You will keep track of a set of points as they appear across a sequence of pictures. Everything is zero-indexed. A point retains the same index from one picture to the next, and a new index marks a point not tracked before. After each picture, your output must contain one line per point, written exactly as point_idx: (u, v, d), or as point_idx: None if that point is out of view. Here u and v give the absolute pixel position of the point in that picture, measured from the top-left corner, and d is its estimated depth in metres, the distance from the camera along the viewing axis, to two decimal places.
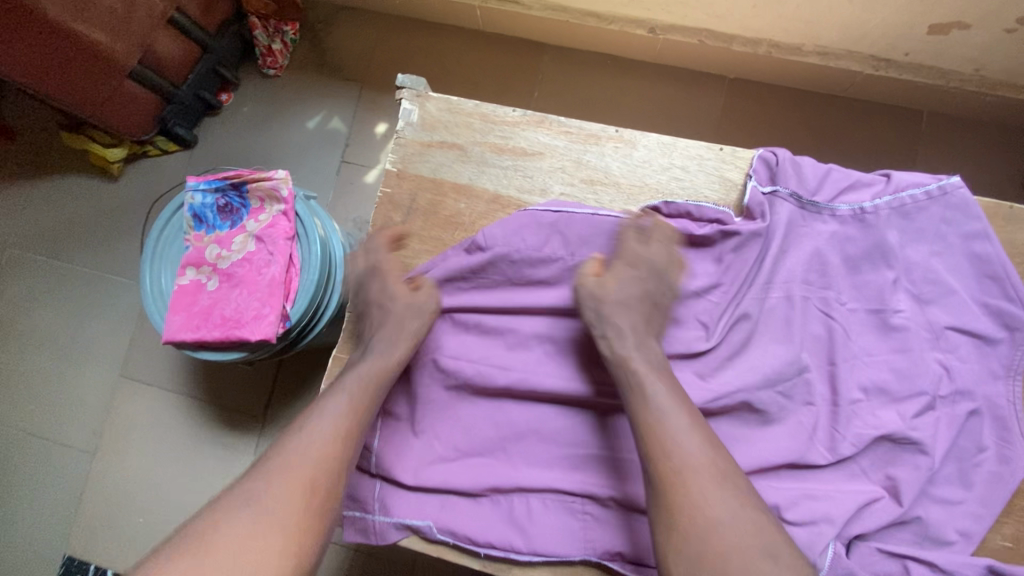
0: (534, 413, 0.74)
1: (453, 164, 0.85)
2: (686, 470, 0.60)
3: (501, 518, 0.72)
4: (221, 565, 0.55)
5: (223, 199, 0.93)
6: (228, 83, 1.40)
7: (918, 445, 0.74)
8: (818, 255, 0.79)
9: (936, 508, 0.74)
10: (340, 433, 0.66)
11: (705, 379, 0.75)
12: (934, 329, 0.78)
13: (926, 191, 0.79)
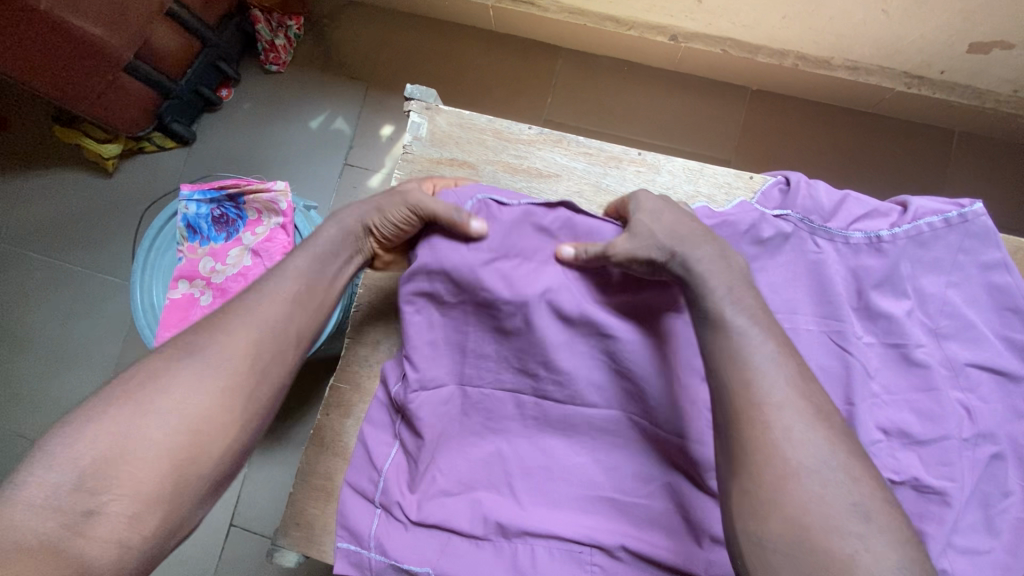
0: (543, 445, 0.69)
1: None
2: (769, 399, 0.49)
3: (503, 565, 0.65)
4: (156, 415, 0.50)
5: (219, 210, 0.88)
6: (229, 78, 1.35)
7: (943, 495, 0.64)
8: (827, 284, 0.69)
9: (962, 560, 0.63)
10: (296, 297, 0.61)
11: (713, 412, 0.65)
12: (953, 365, 0.69)
13: (944, 219, 0.70)
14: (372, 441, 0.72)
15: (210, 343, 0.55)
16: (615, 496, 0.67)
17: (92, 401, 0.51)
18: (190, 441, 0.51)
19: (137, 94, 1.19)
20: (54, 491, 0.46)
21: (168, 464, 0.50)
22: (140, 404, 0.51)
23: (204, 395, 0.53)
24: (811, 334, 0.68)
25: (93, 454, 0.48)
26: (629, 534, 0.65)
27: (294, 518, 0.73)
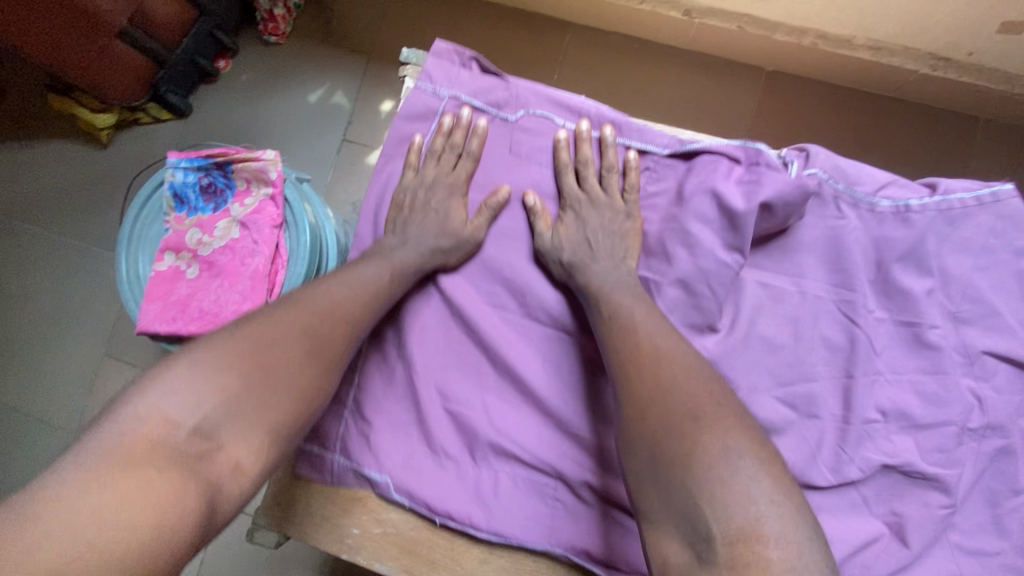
0: (525, 370, 0.68)
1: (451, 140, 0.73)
2: (644, 357, 0.54)
3: (466, 488, 0.66)
4: (261, 373, 0.51)
5: (207, 178, 0.84)
6: (226, 49, 1.31)
7: (934, 481, 0.61)
8: (843, 251, 0.64)
9: (966, 561, 0.60)
10: (371, 288, 0.64)
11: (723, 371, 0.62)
12: (968, 351, 0.64)
13: (976, 197, 0.64)
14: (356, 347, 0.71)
15: (300, 317, 0.57)
16: (578, 433, 0.66)
17: (197, 344, 0.52)
18: (290, 403, 0.53)
19: (134, 62, 1.16)
20: (170, 427, 0.46)
21: (269, 413, 0.51)
22: (248, 361, 0.51)
23: (301, 358, 0.54)
24: (817, 286, 0.65)
25: (197, 396, 0.48)
26: (593, 475, 0.65)
27: (274, 497, 0.69)
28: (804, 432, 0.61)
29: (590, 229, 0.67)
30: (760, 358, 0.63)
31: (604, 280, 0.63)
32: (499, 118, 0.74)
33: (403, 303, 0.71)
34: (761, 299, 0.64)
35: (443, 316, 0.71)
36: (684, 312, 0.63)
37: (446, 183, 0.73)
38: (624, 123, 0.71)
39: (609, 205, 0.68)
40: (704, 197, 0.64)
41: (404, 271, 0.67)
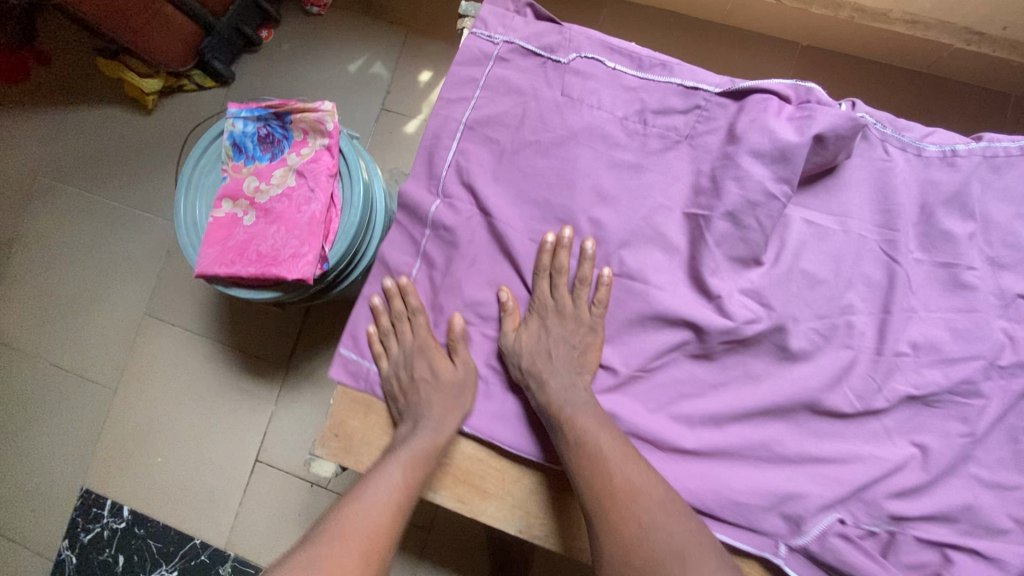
0: None
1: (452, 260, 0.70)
2: (618, 493, 0.56)
3: (492, 407, 0.69)
4: None
5: (265, 128, 0.87)
6: (269, 20, 1.35)
7: (955, 412, 0.62)
8: (889, 190, 0.65)
9: (986, 494, 0.61)
10: (385, 494, 0.60)
11: (758, 298, 0.64)
12: (1003, 294, 0.64)
13: (1022, 146, 0.65)
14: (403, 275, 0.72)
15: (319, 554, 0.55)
16: None
17: None
18: None
19: (181, 29, 1.22)
20: None
21: None
22: None
23: None
24: (864, 226, 0.65)
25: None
26: None
27: (331, 428, 0.72)
28: (837, 363, 0.63)
29: (551, 343, 0.65)
30: (798, 289, 0.64)
31: (564, 397, 0.62)
32: (551, 61, 0.73)
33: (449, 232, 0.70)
34: (806, 234, 0.65)
35: (487, 243, 0.70)
36: (731, 244, 0.64)
37: (416, 349, 0.69)
38: (675, 65, 0.70)
39: (573, 321, 0.66)
40: (760, 132, 0.63)
41: (422, 458, 0.63)
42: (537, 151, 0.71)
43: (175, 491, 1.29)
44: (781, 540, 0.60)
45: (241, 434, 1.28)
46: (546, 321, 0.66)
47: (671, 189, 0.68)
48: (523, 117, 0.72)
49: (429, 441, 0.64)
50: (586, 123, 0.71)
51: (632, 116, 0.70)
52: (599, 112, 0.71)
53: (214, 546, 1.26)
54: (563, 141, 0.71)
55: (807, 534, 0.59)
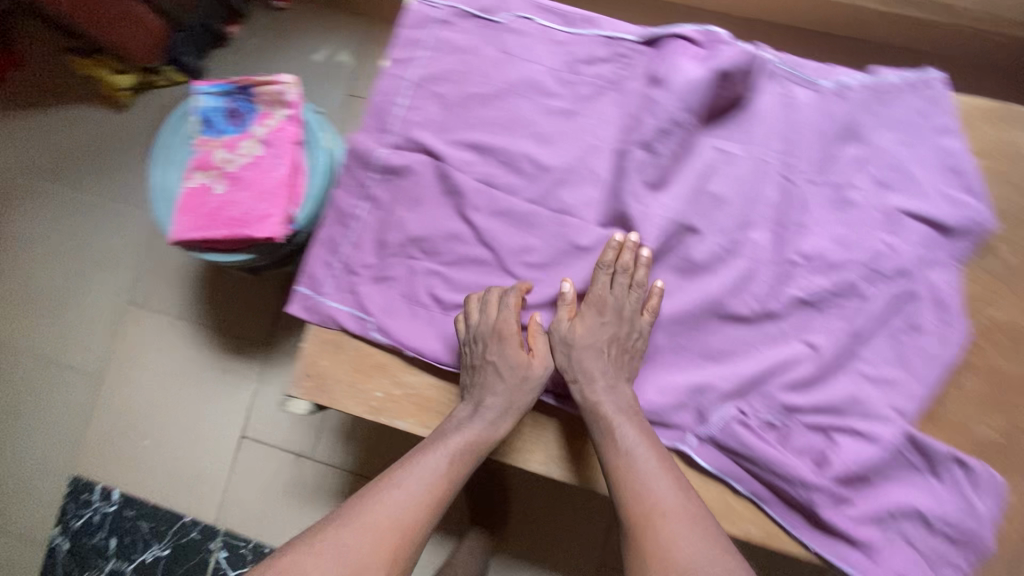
0: (505, 231, 0.76)
1: (402, 204, 0.78)
2: (663, 519, 0.60)
3: (435, 333, 0.76)
4: None
5: (231, 103, 0.93)
6: (237, 16, 1.40)
7: (837, 311, 0.69)
8: (788, 120, 0.73)
9: (872, 388, 0.68)
10: (428, 482, 0.65)
11: (667, 218, 0.71)
12: (886, 210, 0.70)
13: (903, 79, 0.72)
14: (359, 223, 0.79)
15: (366, 529, 0.61)
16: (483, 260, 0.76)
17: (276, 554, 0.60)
18: None
19: (146, 24, 1.26)
20: None
21: None
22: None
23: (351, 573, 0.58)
24: (767, 152, 0.73)
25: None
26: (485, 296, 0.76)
27: (304, 370, 0.77)
28: (738, 269, 0.71)
29: (605, 343, 0.69)
30: (706, 208, 0.72)
31: (614, 404, 0.67)
32: (488, 22, 0.80)
33: (401, 183, 0.78)
34: (714, 158, 0.73)
35: (434, 189, 0.77)
36: (645, 169, 0.72)
37: (497, 326, 0.69)
38: (600, 20, 0.78)
39: (626, 324, 0.70)
40: (673, 74, 0.71)
41: (468, 451, 0.67)
42: (477, 104, 0.78)
43: (163, 473, 1.33)
44: (689, 432, 0.69)
45: (224, 413, 1.32)
46: (604, 324, 0.69)
47: (595, 130, 0.76)
48: (465, 73, 0.79)
49: (485, 438, 0.68)
50: (519, 76, 0.78)
51: (562, 68, 0.77)
52: (531, 64, 0.78)
53: (205, 522, 1.30)
54: (501, 94, 0.78)
55: (709, 424, 0.68)
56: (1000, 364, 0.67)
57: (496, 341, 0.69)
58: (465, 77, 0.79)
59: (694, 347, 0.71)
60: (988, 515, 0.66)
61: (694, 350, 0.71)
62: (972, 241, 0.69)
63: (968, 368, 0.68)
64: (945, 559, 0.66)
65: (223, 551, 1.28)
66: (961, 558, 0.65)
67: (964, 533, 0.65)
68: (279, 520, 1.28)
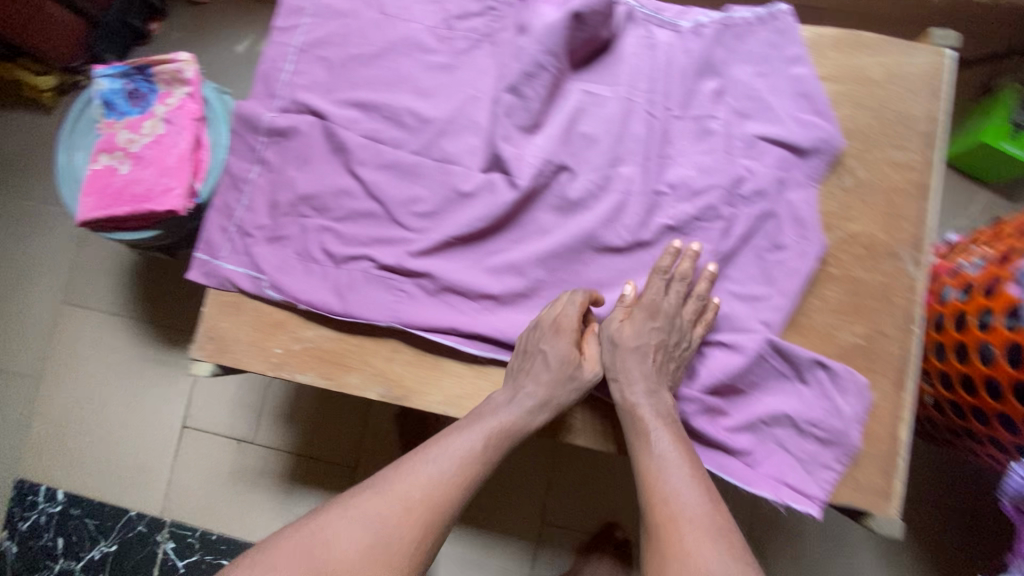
0: (391, 183, 0.78)
1: (292, 165, 0.80)
2: (683, 523, 0.61)
3: (327, 286, 0.77)
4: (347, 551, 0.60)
5: (131, 84, 0.94)
6: (158, 13, 1.42)
7: (705, 235, 0.73)
8: (651, 60, 0.76)
9: (738, 304, 0.72)
10: (458, 467, 0.65)
11: (541, 158, 0.74)
12: (743, 137, 0.74)
13: (755, 14, 0.76)
14: (253, 187, 0.81)
15: (397, 503, 0.62)
16: (372, 212, 0.78)
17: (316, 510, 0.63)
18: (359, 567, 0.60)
19: (67, 24, 1.28)
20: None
21: None
22: (342, 536, 0.61)
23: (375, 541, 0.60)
24: (634, 92, 0.76)
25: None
26: (375, 247, 0.77)
27: (205, 333, 0.79)
28: (611, 203, 0.74)
29: (653, 348, 0.69)
30: (579, 148, 0.76)
31: (651, 408, 0.67)
32: None
33: (289, 145, 0.80)
34: (584, 100, 0.76)
35: (322, 148, 0.80)
36: (516, 112, 0.75)
37: (556, 320, 0.70)
38: None
39: (674, 332, 0.69)
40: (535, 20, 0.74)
41: (500, 439, 0.67)
42: (360, 64, 0.81)
43: (106, 469, 1.32)
44: None
45: (165, 404, 1.32)
46: (655, 332, 0.69)
47: (472, 80, 0.78)
48: (346, 36, 0.82)
49: (520, 427, 0.68)
50: (398, 35, 0.81)
51: (439, 25, 0.80)
52: (410, 23, 0.81)
53: (149, 515, 1.29)
54: (382, 52, 0.81)
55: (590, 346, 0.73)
56: (859, 274, 0.71)
57: (553, 340, 0.69)
58: (347, 39, 0.82)
59: (574, 280, 0.75)
60: (853, 414, 0.69)
61: (574, 282, 0.75)
62: (825, 161, 0.73)
63: (828, 280, 0.72)
64: (818, 461, 0.69)
65: (170, 543, 1.27)
66: (833, 459, 0.69)
67: (832, 433, 0.69)
68: (226, 507, 1.27)
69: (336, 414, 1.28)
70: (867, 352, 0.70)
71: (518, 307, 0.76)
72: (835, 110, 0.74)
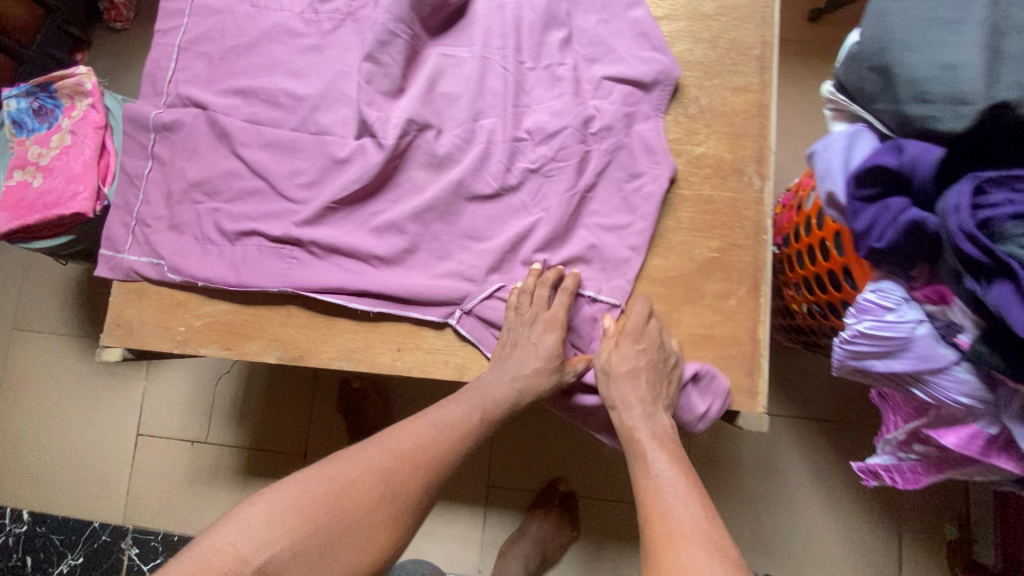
0: (272, 160, 0.83)
1: (180, 154, 0.85)
2: (679, 527, 0.60)
3: (221, 262, 0.81)
4: (351, 492, 0.62)
5: (37, 102, 1.00)
6: (81, 43, 1.44)
7: (564, 173, 0.78)
8: (501, 19, 0.82)
9: (605, 235, 0.77)
10: (461, 431, 0.69)
11: (402, 118, 0.79)
12: (591, 80, 0.80)
13: None
14: (148, 179, 0.86)
15: (401, 448, 0.66)
16: (259, 189, 0.83)
17: (326, 457, 0.66)
18: (357, 508, 0.62)
19: None
20: (266, 513, 0.59)
21: (337, 528, 0.60)
22: (350, 475, 0.63)
23: (377, 485, 0.63)
24: (489, 50, 0.81)
25: (264, 528, 0.58)
26: (264, 221, 0.82)
27: (113, 320, 0.83)
28: (475, 153, 0.79)
29: (645, 369, 0.70)
30: (442, 107, 0.81)
31: (647, 430, 0.69)
32: None
33: (176, 137, 0.85)
34: (442, 63, 0.82)
35: (207, 136, 0.85)
36: (377, 78, 0.80)
37: (544, 321, 0.73)
38: None
39: (659, 351, 0.71)
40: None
41: (494, 410, 0.72)
42: (238, 54, 0.86)
43: (70, 485, 1.35)
44: (457, 308, 0.77)
45: (121, 416, 1.36)
46: (644, 352, 0.70)
47: (340, 57, 0.84)
48: (221, 30, 0.87)
49: (498, 395, 0.72)
50: (270, 24, 0.86)
51: (306, 10, 0.86)
52: (279, 12, 0.87)
53: (113, 525, 1.32)
54: (256, 42, 0.86)
55: (473, 297, 0.77)
56: (708, 193, 0.76)
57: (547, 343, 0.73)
58: (224, 32, 0.87)
59: (450, 229, 0.79)
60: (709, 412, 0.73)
61: (451, 231, 0.79)
62: (666, 92, 0.78)
63: (680, 202, 0.76)
64: None
65: (134, 548, 1.30)
66: None
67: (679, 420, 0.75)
68: (186, 508, 1.30)
69: (285, 405, 1.32)
70: (721, 263, 0.75)
71: (399, 262, 0.80)
72: (671, 45, 0.79)
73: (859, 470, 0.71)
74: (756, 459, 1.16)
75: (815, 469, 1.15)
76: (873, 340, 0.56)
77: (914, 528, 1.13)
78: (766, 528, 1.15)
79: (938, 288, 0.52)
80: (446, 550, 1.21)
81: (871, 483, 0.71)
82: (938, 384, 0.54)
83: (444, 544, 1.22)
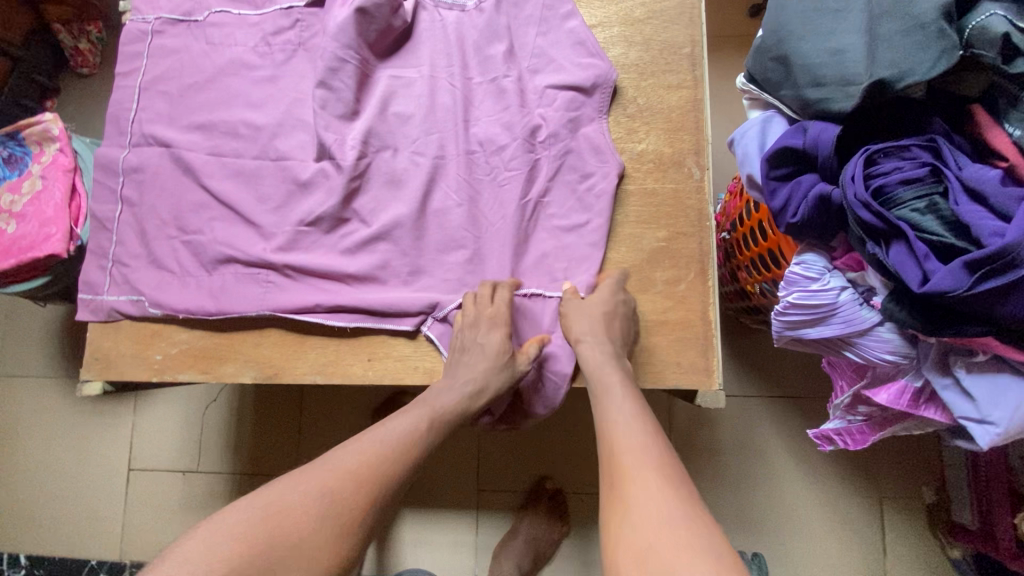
0: (238, 189, 0.86)
1: (148, 190, 0.88)
2: (626, 465, 0.60)
3: (200, 292, 0.84)
4: (292, 510, 0.61)
5: (6, 151, 1.03)
6: (49, 91, 1.46)
7: (518, 180, 0.82)
8: (446, 39, 0.86)
9: (565, 235, 0.80)
10: (406, 449, 0.69)
11: (359, 140, 0.83)
12: (537, 90, 0.84)
13: None
14: (118, 217, 0.89)
15: (344, 465, 0.66)
16: (228, 218, 0.86)
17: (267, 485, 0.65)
18: (300, 524, 0.60)
19: None
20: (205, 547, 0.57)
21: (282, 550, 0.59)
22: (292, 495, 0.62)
23: (319, 498, 0.62)
24: (437, 69, 0.86)
25: (203, 559, 0.56)
26: (235, 247, 0.84)
27: (92, 354, 0.86)
28: (430, 166, 0.83)
29: (618, 308, 0.73)
30: (396, 126, 0.85)
31: (609, 366, 0.70)
32: (190, 22, 0.92)
33: (142, 175, 0.88)
34: (393, 84, 0.86)
35: (174, 171, 0.88)
36: (331, 104, 0.84)
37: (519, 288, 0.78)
38: None
39: (628, 300, 0.75)
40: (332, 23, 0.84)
41: (438, 423, 0.73)
42: (197, 91, 0.90)
43: (65, 524, 1.36)
44: (427, 316, 0.80)
45: (112, 451, 1.37)
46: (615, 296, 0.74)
47: (296, 87, 0.88)
48: (180, 68, 0.91)
49: (449, 405, 0.74)
50: (227, 60, 0.90)
51: (260, 44, 0.90)
52: (234, 48, 0.90)
53: (110, 560, 1.33)
54: (214, 77, 0.90)
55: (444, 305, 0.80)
56: (652, 186, 0.80)
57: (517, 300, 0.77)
58: (182, 71, 0.91)
59: (414, 240, 0.82)
60: None
61: (414, 242, 0.82)
62: (606, 95, 0.82)
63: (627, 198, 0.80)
64: None
65: None
66: None
67: None
68: None
69: (274, 427, 1.34)
70: (669, 251, 0.79)
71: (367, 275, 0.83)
72: (607, 51, 0.84)
73: (815, 437, 0.74)
74: (736, 441, 1.19)
75: (792, 445, 1.18)
76: (804, 309, 0.59)
77: (893, 494, 1.16)
78: (746, 507, 1.17)
79: (856, 256, 0.57)
80: (441, 555, 1.23)
81: (827, 447, 0.74)
82: (865, 346, 0.59)
83: (438, 550, 1.23)
